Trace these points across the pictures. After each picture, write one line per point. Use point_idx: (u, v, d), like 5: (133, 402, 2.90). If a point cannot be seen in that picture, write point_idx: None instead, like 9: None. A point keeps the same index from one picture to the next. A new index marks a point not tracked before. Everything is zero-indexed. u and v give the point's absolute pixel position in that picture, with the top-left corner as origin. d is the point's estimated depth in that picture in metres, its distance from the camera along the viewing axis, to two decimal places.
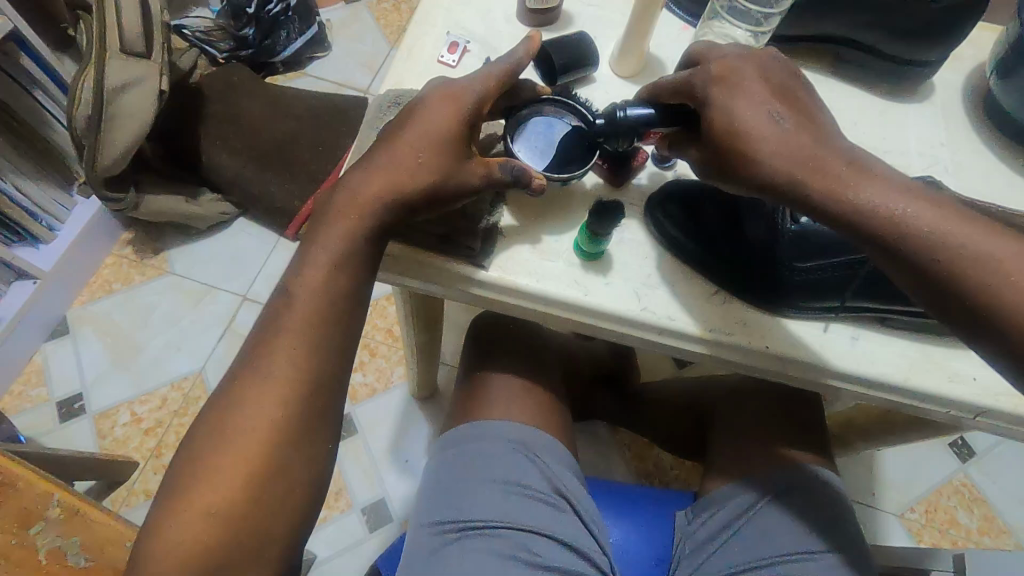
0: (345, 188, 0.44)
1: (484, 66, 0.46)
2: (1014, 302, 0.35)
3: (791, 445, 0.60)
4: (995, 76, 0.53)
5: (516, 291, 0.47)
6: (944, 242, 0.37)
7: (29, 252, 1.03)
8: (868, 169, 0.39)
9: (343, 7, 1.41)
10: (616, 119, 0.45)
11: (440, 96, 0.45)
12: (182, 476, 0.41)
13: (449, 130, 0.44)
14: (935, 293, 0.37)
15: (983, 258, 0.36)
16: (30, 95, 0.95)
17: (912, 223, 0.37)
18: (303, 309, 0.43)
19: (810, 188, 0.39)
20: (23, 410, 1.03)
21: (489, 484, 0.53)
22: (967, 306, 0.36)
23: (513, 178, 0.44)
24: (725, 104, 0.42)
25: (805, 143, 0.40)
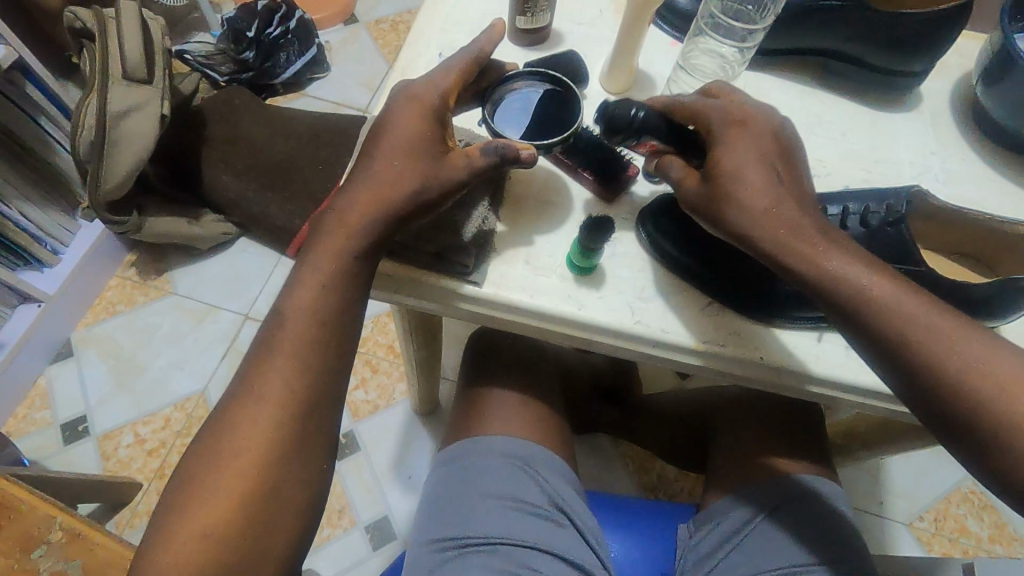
0: (335, 208, 0.45)
1: (444, 65, 0.48)
2: (952, 374, 0.37)
3: (790, 455, 0.60)
4: (981, 84, 0.54)
5: (511, 307, 0.48)
6: (894, 311, 0.39)
7: (35, 276, 1.04)
8: (835, 238, 0.41)
9: (342, 28, 1.44)
10: (635, 118, 0.44)
11: (406, 100, 0.46)
12: (181, 496, 0.42)
13: (422, 133, 0.45)
14: (885, 359, 0.39)
15: (930, 332, 0.38)
16: (35, 122, 0.97)
17: (868, 292, 0.39)
18: (298, 328, 0.44)
19: (776, 248, 0.41)
20: (27, 433, 1.03)
21: (488, 501, 0.53)
22: (909, 375, 0.38)
23: (499, 156, 0.44)
24: (727, 147, 0.43)
25: (786, 204, 0.42)
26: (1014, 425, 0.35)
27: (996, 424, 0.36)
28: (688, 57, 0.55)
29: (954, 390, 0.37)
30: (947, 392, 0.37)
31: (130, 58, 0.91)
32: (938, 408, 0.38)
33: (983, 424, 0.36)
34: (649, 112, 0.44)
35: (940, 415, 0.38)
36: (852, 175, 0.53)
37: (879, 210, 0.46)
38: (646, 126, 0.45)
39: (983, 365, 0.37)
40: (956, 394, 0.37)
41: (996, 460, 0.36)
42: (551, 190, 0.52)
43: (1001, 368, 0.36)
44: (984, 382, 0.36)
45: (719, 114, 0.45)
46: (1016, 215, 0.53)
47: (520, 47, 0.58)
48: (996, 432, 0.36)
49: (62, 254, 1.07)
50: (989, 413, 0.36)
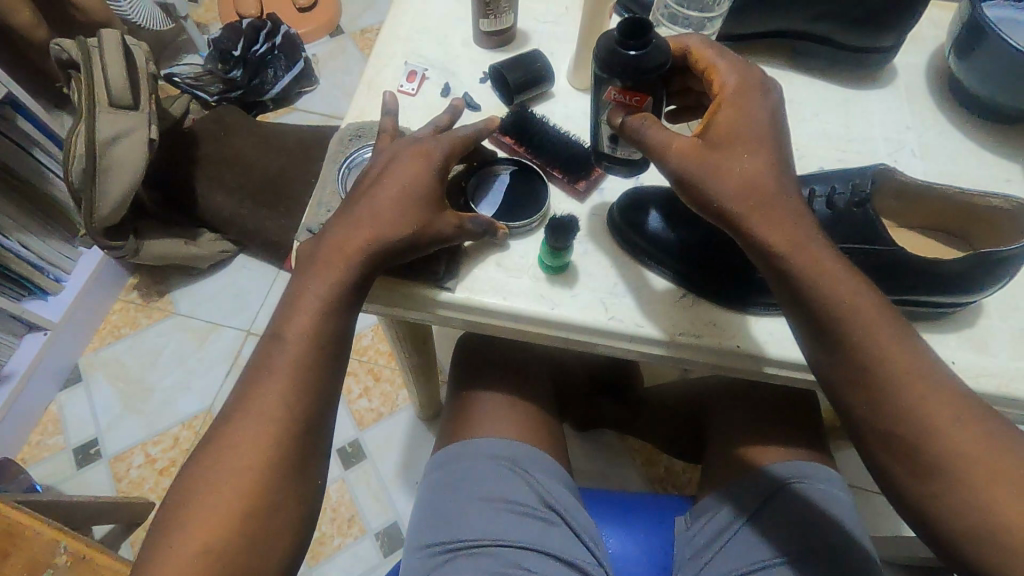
0: (331, 238, 0.45)
1: (437, 120, 0.51)
2: (906, 391, 0.39)
3: (786, 442, 0.60)
4: (954, 55, 0.53)
5: (487, 311, 0.48)
6: (866, 321, 0.40)
7: (39, 305, 1.06)
8: (826, 248, 0.41)
9: (328, 40, 1.45)
10: (661, 70, 0.42)
11: (398, 149, 0.48)
12: (172, 515, 0.42)
13: (420, 183, 0.46)
14: (849, 374, 0.40)
15: (892, 359, 0.39)
16: (30, 155, 0.98)
17: (845, 300, 0.40)
18: (281, 350, 0.44)
19: (761, 243, 0.41)
20: (41, 459, 1.05)
21: (480, 504, 0.54)
22: (872, 388, 0.39)
23: (481, 230, 0.47)
24: (735, 111, 0.42)
25: (785, 195, 0.41)
26: (944, 447, 0.38)
27: (931, 446, 0.38)
28: None
29: (905, 407, 0.39)
30: (890, 420, 0.39)
31: (116, 87, 0.92)
32: (885, 427, 0.39)
33: (921, 445, 0.38)
34: (665, 68, 0.42)
35: (883, 440, 0.39)
36: (826, 156, 0.53)
37: (846, 191, 0.46)
38: (647, 79, 0.42)
39: (929, 402, 0.38)
40: (895, 424, 0.39)
41: (924, 480, 0.38)
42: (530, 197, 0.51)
43: (945, 393, 0.39)
44: (926, 405, 0.38)
45: (732, 80, 0.43)
46: (997, 186, 0.52)
47: (487, 50, 0.58)
48: (929, 453, 0.38)
49: (65, 281, 1.09)
50: (928, 438, 0.38)
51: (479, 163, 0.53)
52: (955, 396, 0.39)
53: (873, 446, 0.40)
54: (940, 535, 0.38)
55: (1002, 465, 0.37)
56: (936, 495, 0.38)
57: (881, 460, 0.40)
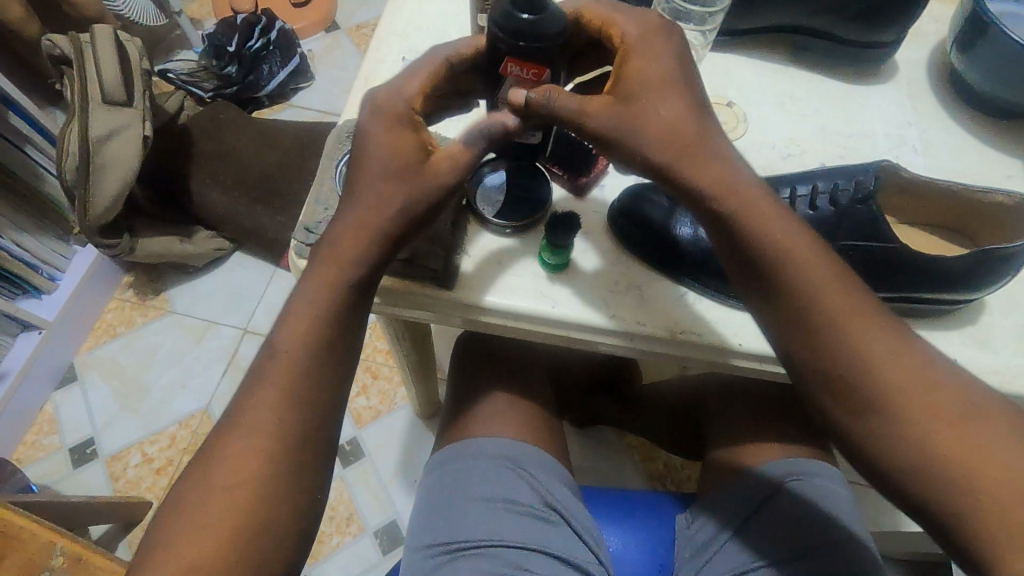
0: (326, 242, 0.45)
1: (411, 64, 0.47)
2: (841, 333, 0.40)
3: (790, 441, 0.59)
4: (955, 50, 0.53)
5: (498, 311, 0.48)
6: (801, 265, 0.40)
7: (33, 304, 1.05)
8: (758, 192, 0.42)
9: (324, 36, 1.44)
10: (556, 37, 0.43)
11: (376, 113, 0.45)
12: (174, 522, 0.42)
13: (391, 146, 0.44)
14: (785, 317, 0.41)
15: (827, 300, 0.40)
16: (22, 152, 0.97)
17: (779, 244, 0.41)
18: (279, 358, 0.44)
19: (699, 194, 0.41)
20: (37, 459, 1.04)
21: (481, 504, 0.53)
22: (809, 331, 0.40)
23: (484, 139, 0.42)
24: (643, 59, 0.43)
25: (711, 142, 0.42)
26: (886, 389, 0.39)
27: (866, 385, 0.39)
28: None
29: (839, 347, 0.40)
30: (831, 361, 0.40)
31: (109, 83, 0.91)
32: (826, 370, 0.40)
33: (856, 386, 0.39)
34: (560, 36, 0.43)
35: (826, 384, 0.40)
36: (828, 153, 0.52)
37: (848, 186, 0.46)
38: (542, 46, 0.43)
39: (865, 340, 0.39)
40: (835, 365, 0.40)
41: (870, 425, 0.39)
42: (531, 193, 0.50)
43: (877, 333, 0.40)
44: (859, 346, 0.39)
45: (634, 30, 0.44)
46: (1000, 181, 0.52)
47: None
48: (864, 393, 0.39)
49: (59, 280, 1.08)
50: (867, 378, 0.39)
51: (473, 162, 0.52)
52: (890, 335, 0.40)
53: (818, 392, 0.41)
54: (887, 476, 0.39)
55: (938, 405, 0.38)
56: (869, 432, 0.39)
57: (824, 404, 0.41)
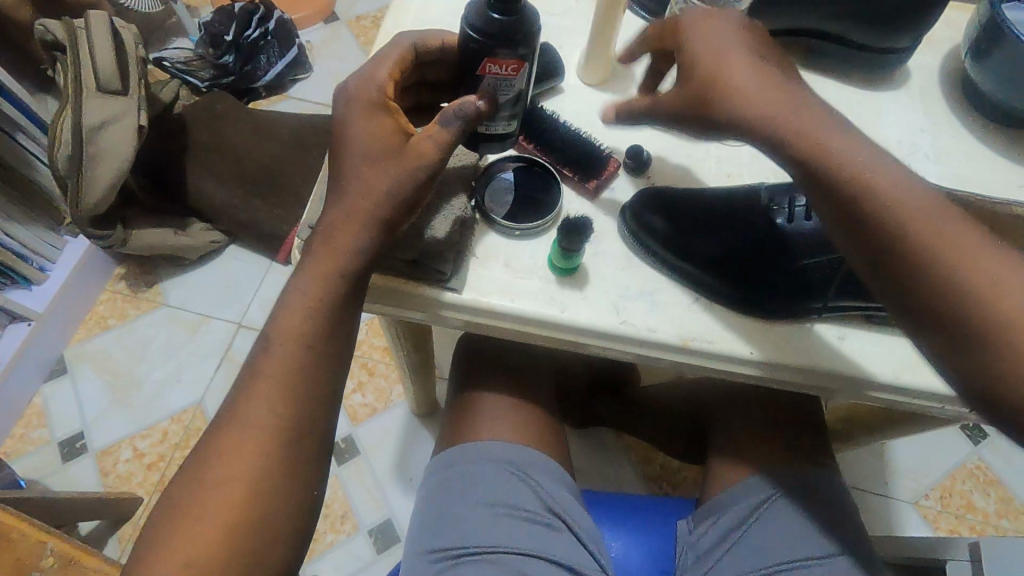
0: (318, 234, 0.44)
1: (378, 55, 0.47)
2: (937, 264, 0.37)
3: (793, 448, 0.59)
4: (970, 58, 0.52)
5: (458, 307, 0.47)
6: (893, 198, 0.39)
7: (22, 294, 1.03)
8: (840, 129, 0.41)
9: (323, 26, 1.41)
10: (529, 28, 0.41)
11: (351, 102, 0.44)
12: (168, 523, 0.41)
13: (374, 135, 0.43)
14: (880, 251, 0.39)
15: (926, 227, 0.38)
16: (13, 139, 0.95)
17: (868, 178, 0.39)
18: (277, 353, 0.43)
19: (787, 143, 0.41)
20: (25, 453, 1.03)
21: (481, 508, 0.53)
22: (906, 261, 0.38)
23: (461, 121, 0.42)
24: (696, 41, 0.44)
25: (785, 95, 0.42)
26: (1004, 311, 0.36)
27: (970, 316, 0.37)
28: None
29: (936, 280, 0.38)
30: (938, 290, 0.37)
31: (104, 70, 0.89)
32: (931, 299, 0.38)
33: (958, 317, 0.37)
34: (534, 26, 0.42)
35: (931, 316, 0.38)
36: None
37: None
38: (522, 43, 0.42)
39: (974, 263, 0.37)
40: (942, 293, 0.37)
41: (986, 353, 0.36)
42: (538, 194, 0.50)
43: (983, 260, 0.37)
44: (965, 276, 0.37)
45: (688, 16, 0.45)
46: (1012, 191, 0.51)
47: None
48: (969, 323, 0.37)
49: (49, 270, 1.06)
50: (980, 303, 0.36)
51: (488, 161, 0.52)
52: (999, 257, 0.37)
53: (922, 326, 0.39)
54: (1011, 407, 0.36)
55: None
56: (979, 366, 0.37)
57: (931, 337, 0.39)
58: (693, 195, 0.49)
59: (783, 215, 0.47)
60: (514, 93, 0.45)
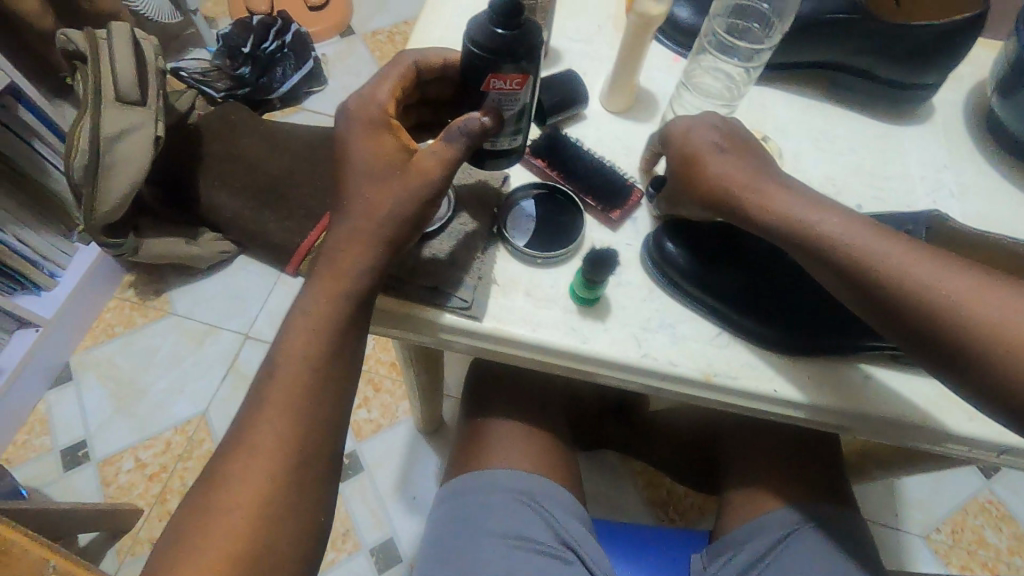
0: (326, 253, 0.44)
1: (379, 74, 0.46)
2: (908, 298, 0.37)
3: (809, 484, 0.59)
4: (998, 95, 0.52)
5: (469, 331, 0.46)
6: (854, 246, 0.40)
7: (31, 300, 1.03)
8: (783, 185, 0.43)
9: (339, 40, 1.42)
10: (534, 45, 0.41)
11: (353, 121, 0.44)
12: (175, 547, 0.40)
13: (376, 154, 0.43)
14: (851, 291, 0.40)
15: (887, 260, 0.39)
16: (30, 146, 0.95)
17: (825, 231, 0.40)
18: (285, 375, 0.43)
19: (743, 211, 0.44)
20: (27, 460, 1.02)
21: (492, 540, 0.52)
22: (874, 296, 0.39)
23: (465, 137, 0.41)
24: (679, 145, 0.47)
25: (735, 166, 0.45)
26: (984, 323, 0.35)
27: (960, 339, 0.36)
28: (691, 77, 0.54)
29: (908, 314, 0.38)
30: (911, 318, 0.38)
31: (123, 81, 0.89)
32: (911, 325, 0.38)
33: (947, 338, 0.36)
34: (538, 41, 0.41)
35: (918, 341, 0.38)
36: (866, 193, 0.51)
37: None
38: (525, 58, 0.41)
39: (942, 282, 0.37)
40: (918, 317, 0.37)
41: (981, 365, 0.35)
42: (559, 222, 0.50)
43: (956, 281, 0.37)
44: (943, 301, 0.37)
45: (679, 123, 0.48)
46: None
47: None
48: (962, 345, 0.36)
49: (59, 277, 1.06)
50: (957, 318, 0.36)
51: (508, 187, 0.52)
52: (960, 270, 0.37)
53: (913, 350, 0.39)
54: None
55: None
56: (986, 381, 0.36)
57: (927, 359, 0.38)
58: (714, 225, 0.48)
59: None
60: (518, 107, 0.44)
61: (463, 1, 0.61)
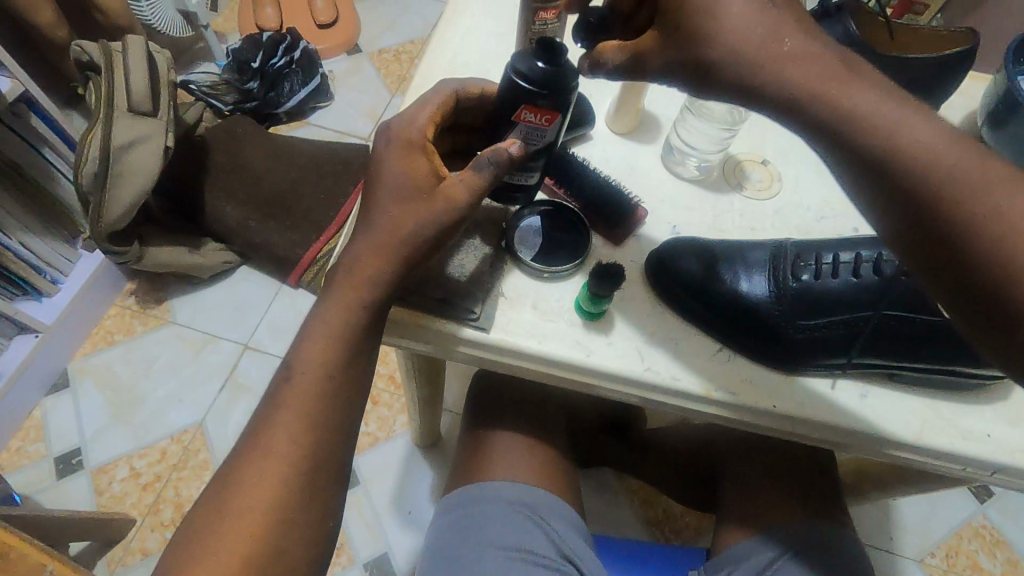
0: (343, 265, 0.45)
1: (422, 98, 0.48)
2: (990, 239, 0.33)
3: (808, 503, 0.60)
4: (987, 126, 0.54)
5: (476, 342, 0.48)
6: (941, 167, 0.34)
7: (32, 306, 1.03)
8: (860, 74, 0.37)
9: (346, 57, 1.45)
10: (572, 86, 0.43)
11: (391, 140, 0.45)
12: (185, 549, 0.41)
13: (408, 174, 0.44)
14: (911, 218, 0.35)
15: (971, 183, 0.34)
16: (39, 153, 0.96)
17: (908, 141, 0.35)
18: (297, 380, 0.43)
19: (802, 102, 0.37)
20: (20, 467, 1.01)
21: (493, 551, 0.52)
22: (938, 227, 0.34)
23: (493, 168, 0.43)
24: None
25: (797, 34, 0.37)
26: None
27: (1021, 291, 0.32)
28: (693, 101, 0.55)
29: (984, 257, 0.33)
30: (974, 254, 0.33)
31: (136, 92, 0.91)
32: (971, 266, 0.34)
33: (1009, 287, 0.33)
34: (576, 86, 0.44)
35: (970, 286, 0.34)
36: (862, 217, 0.56)
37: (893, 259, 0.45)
38: (561, 99, 0.43)
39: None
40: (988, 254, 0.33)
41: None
42: (565, 239, 0.51)
43: None
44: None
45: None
46: None
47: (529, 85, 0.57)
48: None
49: (61, 283, 1.06)
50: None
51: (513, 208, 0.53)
52: None
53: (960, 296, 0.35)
54: None
55: None
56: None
57: (971, 309, 0.35)
58: (698, 248, 0.49)
59: (810, 271, 0.47)
60: (542, 143, 0.47)
61: (475, 24, 0.63)
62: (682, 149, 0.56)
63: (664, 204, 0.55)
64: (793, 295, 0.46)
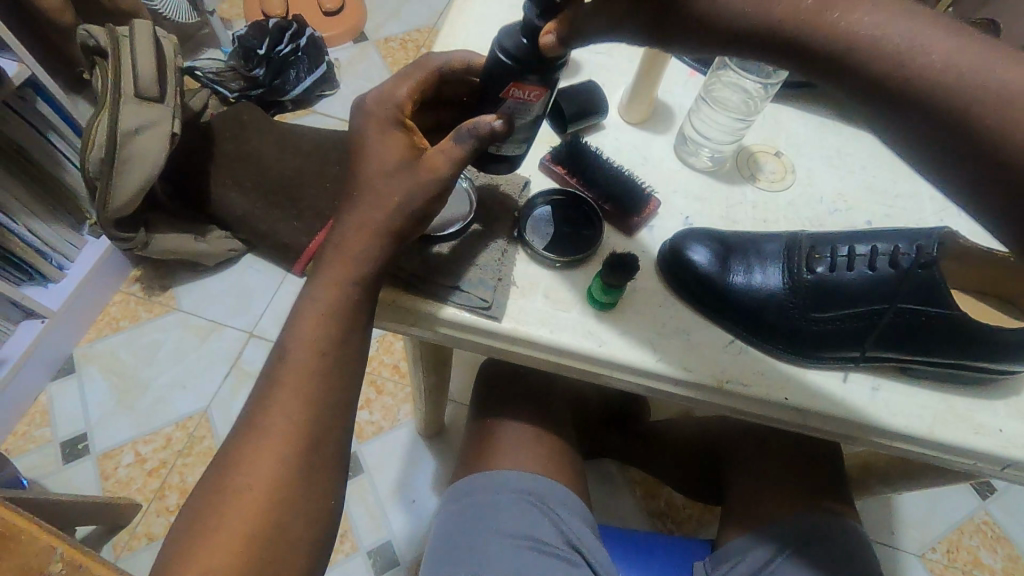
0: (335, 245, 0.45)
1: (401, 73, 0.47)
2: None
3: (815, 496, 0.60)
4: None
5: (486, 329, 0.48)
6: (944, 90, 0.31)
7: (37, 291, 1.03)
8: None
9: (352, 45, 1.44)
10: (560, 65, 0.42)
11: (367, 117, 0.45)
12: (190, 530, 0.41)
13: (388, 149, 0.44)
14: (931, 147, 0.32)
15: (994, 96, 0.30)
16: (44, 138, 0.96)
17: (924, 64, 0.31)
18: (298, 363, 0.43)
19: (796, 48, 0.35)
20: (26, 452, 1.01)
21: (498, 539, 0.52)
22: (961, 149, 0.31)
23: (474, 139, 0.42)
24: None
25: None
26: None
27: None
28: (709, 91, 0.55)
29: None
30: None
31: (142, 78, 0.90)
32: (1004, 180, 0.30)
33: None
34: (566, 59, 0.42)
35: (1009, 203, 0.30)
36: (874, 211, 0.55)
37: (909, 252, 0.45)
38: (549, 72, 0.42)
39: None
40: None
41: None
42: (579, 227, 0.51)
43: None
44: None
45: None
46: None
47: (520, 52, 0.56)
48: None
49: (67, 269, 1.06)
50: None
51: (527, 195, 0.53)
52: None
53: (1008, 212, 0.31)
54: None
55: None
56: None
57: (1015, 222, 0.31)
58: (715, 236, 0.49)
59: (824, 263, 0.46)
60: (530, 118, 0.45)
61: (487, 11, 0.63)
62: (694, 138, 0.56)
63: (676, 194, 0.54)
64: (808, 287, 0.46)
